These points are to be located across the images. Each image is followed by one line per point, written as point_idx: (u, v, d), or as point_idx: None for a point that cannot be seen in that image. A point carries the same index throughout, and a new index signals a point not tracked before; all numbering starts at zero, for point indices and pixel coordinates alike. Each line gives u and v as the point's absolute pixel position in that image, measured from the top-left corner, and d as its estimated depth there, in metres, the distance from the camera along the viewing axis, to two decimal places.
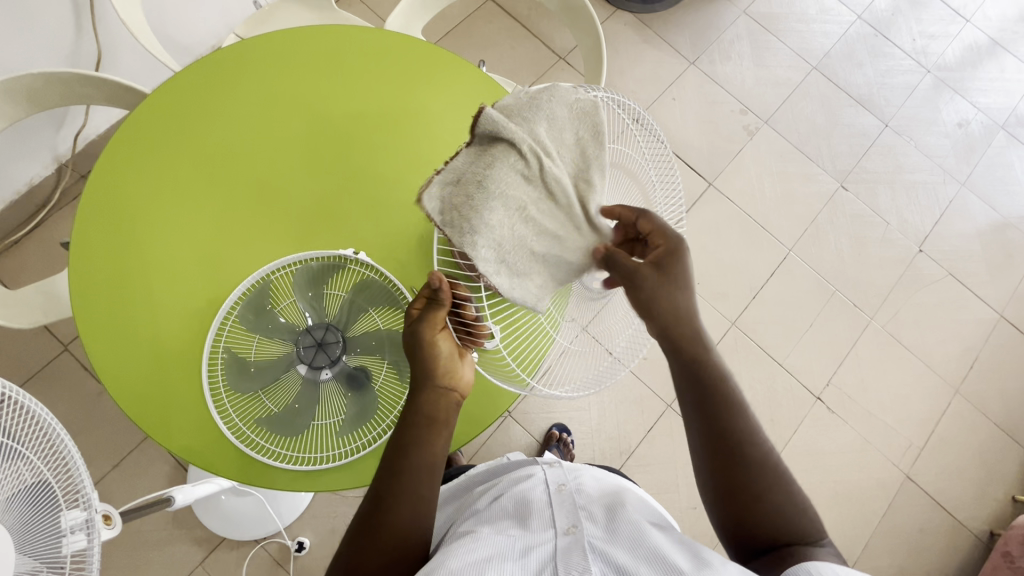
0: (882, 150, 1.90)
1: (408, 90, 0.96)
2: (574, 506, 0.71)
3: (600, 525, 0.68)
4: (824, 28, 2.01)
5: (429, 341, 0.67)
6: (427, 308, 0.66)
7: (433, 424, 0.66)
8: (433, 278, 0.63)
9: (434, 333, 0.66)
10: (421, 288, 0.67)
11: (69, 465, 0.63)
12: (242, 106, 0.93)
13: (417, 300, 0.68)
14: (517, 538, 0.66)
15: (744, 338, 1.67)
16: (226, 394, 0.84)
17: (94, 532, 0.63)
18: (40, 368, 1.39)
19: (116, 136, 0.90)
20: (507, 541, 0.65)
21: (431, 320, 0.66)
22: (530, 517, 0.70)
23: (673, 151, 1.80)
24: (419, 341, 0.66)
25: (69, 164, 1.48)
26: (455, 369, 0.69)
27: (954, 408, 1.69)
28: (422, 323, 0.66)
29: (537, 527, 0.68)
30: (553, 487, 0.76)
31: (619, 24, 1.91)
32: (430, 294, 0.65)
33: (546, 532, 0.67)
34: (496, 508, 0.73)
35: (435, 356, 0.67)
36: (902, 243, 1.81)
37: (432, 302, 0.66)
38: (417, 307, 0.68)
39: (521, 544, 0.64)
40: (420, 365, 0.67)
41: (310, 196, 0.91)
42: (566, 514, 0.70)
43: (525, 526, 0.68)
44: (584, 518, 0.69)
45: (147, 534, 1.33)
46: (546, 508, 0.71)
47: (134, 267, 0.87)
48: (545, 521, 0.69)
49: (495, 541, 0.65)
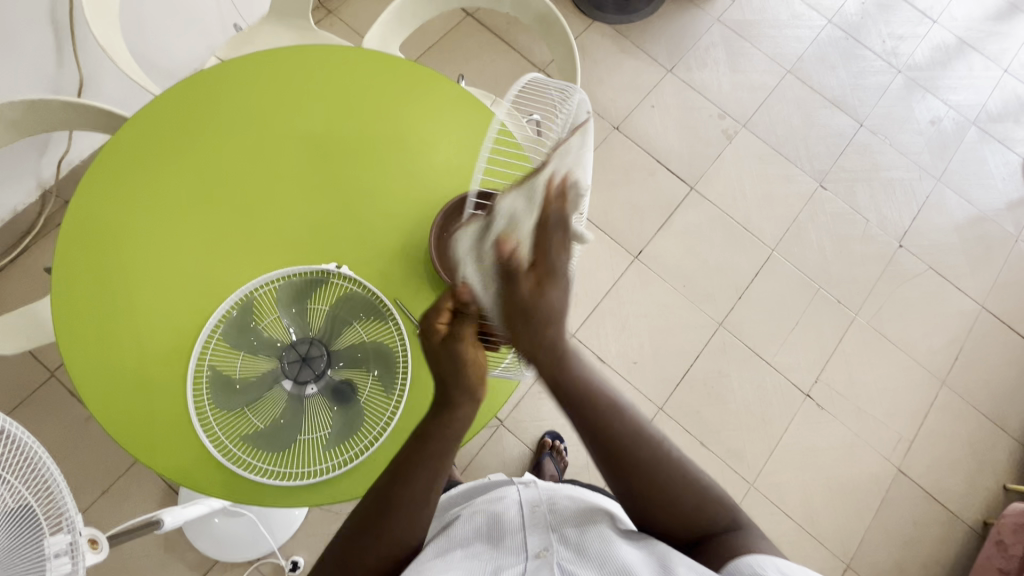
0: (859, 149, 1.94)
1: (390, 108, 0.97)
2: (546, 526, 0.72)
3: (572, 545, 0.69)
4: (796, 33, 2.06)
5: (467, 359, 0.65)
6: (456, 323, 0.64)
7: (457, 431, 0.68)
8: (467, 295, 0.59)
9: (467, 347, 0.64)
10: (447, 301, 0.63)
11: (51, 487, 0.63)
12: (224, 127, 0.94)
13: (442, 312, 0.64)
14: (487, 562, 0.67)
15: (732, 339, 1.69)
16: (211, 412, 0.84)
17: (78, 555, 0.63)
18: (27, 396, 1.38)
19: (100, 159, 0.91)
20: (477, 565, 0.66)
21: (462, 336, 0.64)
22: (503, 539, 0.71)
23: (654, 156, 1.83)
24: (459, 359, 0.64)
25: (52, 191, 1.48)
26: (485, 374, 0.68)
27: (942, 400, 1.71)
28: (457, 339, 0.63)
29: (509, 549, 0.69)
30: (528, 507, 0.76)
31: (596, 35, 1.95)
32: (459, 307, 0.63)
33: (516, 554, 0.68)
34: (469, 529, 0.74)
35: (470, 366, 0.65)
36: (882, 239, 1.85)
37: (461, 315, 0.63)
38: (444, 322, 0.64)
39: (492, 570, 0.66)
40: (458, 381, 0.65)
41: (296, 215, 0.92)
42: (539, 535, 0.70)
43: (497, 548, 0.69)
44: (557, 539, 0.70)
45: (139, 560, 1.31)
46: (518, 530, 0.72)
47: (120, 289, 0.87)
48: (516, 543, 0.70)
49: (465, 566, 0.66)
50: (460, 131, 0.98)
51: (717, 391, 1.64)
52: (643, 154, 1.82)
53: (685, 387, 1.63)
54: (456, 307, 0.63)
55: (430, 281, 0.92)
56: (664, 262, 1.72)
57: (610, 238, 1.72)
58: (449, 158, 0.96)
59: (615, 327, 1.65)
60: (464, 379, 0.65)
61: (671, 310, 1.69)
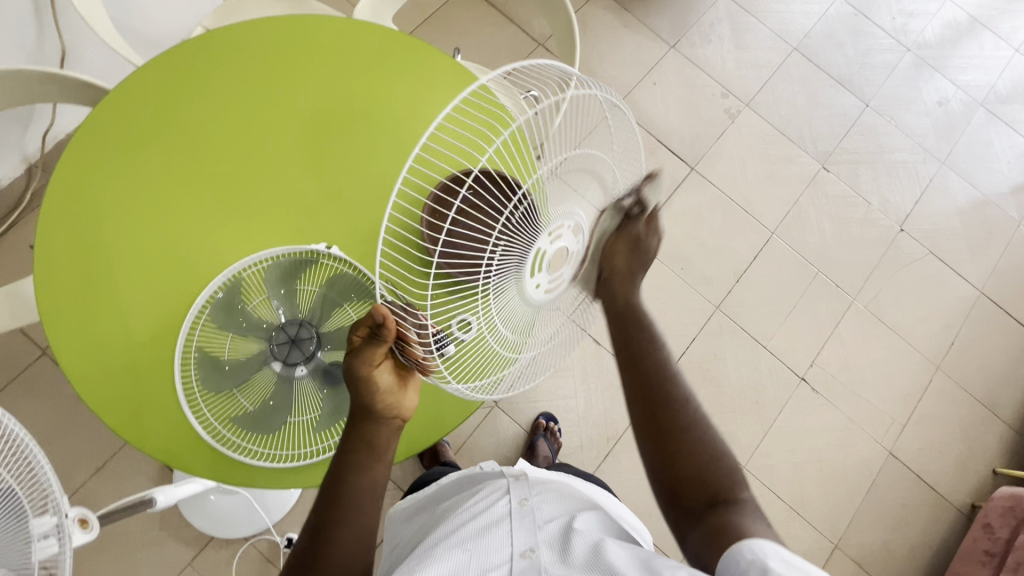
0: (864, 131, 1.91)
1: (379, 83, 0.94)
2: (533, 524, 0.71)
3: (558, 545, 0.68)
4: (804, 8, 2.00)
5: (365, 376, 0.65)
6: (367, 342, 0.63)
7: (372, 449, 0.68)
8: (377, 312, 0.59)
9: (369, 366, 0.64)
10: (365, 320, 0.63)
11: (33, 467, 0.62)
12: (208, 101, 0.91)
13: (360, 327, 0.64)
14: (471, 559, 0.66)
15: (728, 322, 1.68)
16: (199, 393, 0.83)
17: (65, 536, 0.61)
18: (18, 374, 1.37)
19: (81, 133, 0.87)
20: (461, 562, 0.65)
21: (370, 355, 0.64)
22: (489, 531, 0.70)
23: (654, 136, 1.79)
24: (355, 375, 0.65)
25: (38, 165, 1.45)
26: (398, 400, 0.68)
27: (936, 384, 1.71)
28: (360, 356, 0.64)
29: (495, 544, 0.68)
30: (515, 501, 0.75)
31: (598, 8, 1.89)
32: (372, 330, 0.62)
33: (501, 551, 0.67)
34: (457, 520, 0.73)
35: (374, 388, 0.66)
36: (884, 223, 1.82)
37: (374, 338, 0.63)
38: (358, 336, 0.64)
39: (477, 565, 0.65)
40: (360, 394, 0.66)
41: (285, 191, 0.90)
42: (527, 531, 0.70)
43: (482, 545, 0.68)
44: (544, 538, 0.69)
45: (134, 536, 1.32)
46: (504, 525, 0.71)
47: (104, 268, 0.85)
48: (503, 539, 0.69)
49: (448, 561, 0.65)
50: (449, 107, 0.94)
51: (712, 374, 1.64)
52: (643, 133, 1.78)
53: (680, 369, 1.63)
54: (373, 329, 0.63)
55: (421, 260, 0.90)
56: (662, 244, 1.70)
57: None
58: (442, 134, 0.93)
59: None
60: (368, 399, 0.66)
61: (669, 293, 1.67)
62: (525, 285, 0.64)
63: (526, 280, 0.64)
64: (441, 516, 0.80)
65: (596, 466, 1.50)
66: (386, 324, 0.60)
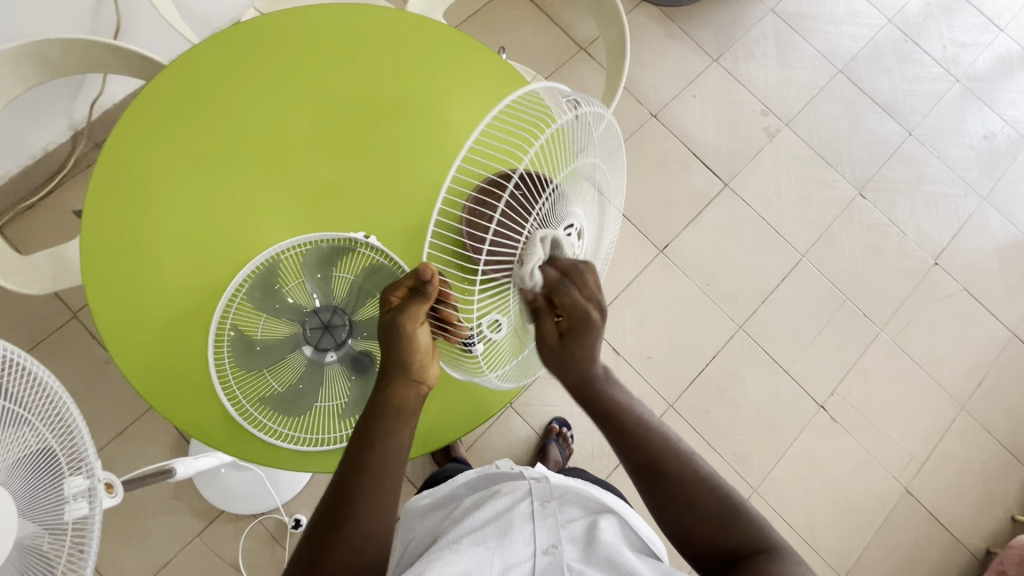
0: (904, 160, 1.87)
1: (429, 78, 0.94)
2: (556, 524, 0.72)
3: (580, 545, 0.69)
4: (853, 31, 1.96)
5: (409, 332, 0.67)
6: (410, 298, 0.66)
7: (402, 413, 0.70)
8: (425, 269, 0.62)
9: (413, 322, 0.67)
10: (407, 279, 0.66)
11: (72, 429, 0.62)
12: (259, 81, 0.92)
13: (399, 287, 0.67)
14: (496, 556, 0.67)
15: (751, 343, 1.66)
16: (231, 370, 0.84)
17: (96, 499, 0.63)
18: (48, 335, 1.40)
19: (136, 103, 0.89)
20: (486, 558, 0.67)
21: (411, 312, 0.66)
22: (511, 531, 0.71)
23: (690, 149, 1.77)
24: (399, 330, 0.67)
25: (83, 132, 1.48)
26: (427, 364, 0.71)
27: (959, 424, 1.67)
28: (400, 313, 0.66)
29: (516, 543, 0.69)
30: (537, 501, 0.76)
31: (643, 16, 1.87)
32: (416, 285, 0.65)
33: (524, 549, 0.69)
34: (478, 516, 0.74)
35: (411, 346, 0.68)
36: (918, 255, 1.79)
37: (417, 293, 0.65)
38: (398, 296, 0.67)
39: (499, 564, 0.66)
40: (395, 351, 0.69)
41: (330, 180, 0.91)
42: (548, 533, 0.71)
43: (505, 542, 0.69)
44: (565, 538, 0.70)
45: (147, 503, 1.35)
46: (527, 524, 0.72)
47: (146, 238, 0.87)
48: (525, 538, 0.70)
49: (472, 556, 0.67)
50: (492, 102, 0.95)
51: (729, 394, 1.62)
52: (679, 145, 1.77)
53: (697, 386, 1.61)
54: (415, 286, 0.66)
55: None
56: (689, 258, 1.69)
57: (637, 229, 1.68)
58: None
59: (633, 319, 1.63)
60: (407, 360, 0.69)
61: (692, 308, 1.66)
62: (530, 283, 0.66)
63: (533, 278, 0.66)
64: (462, 509, 0.82)
65: (605, 476, 1.50)
66: (431, 281, 0.63)
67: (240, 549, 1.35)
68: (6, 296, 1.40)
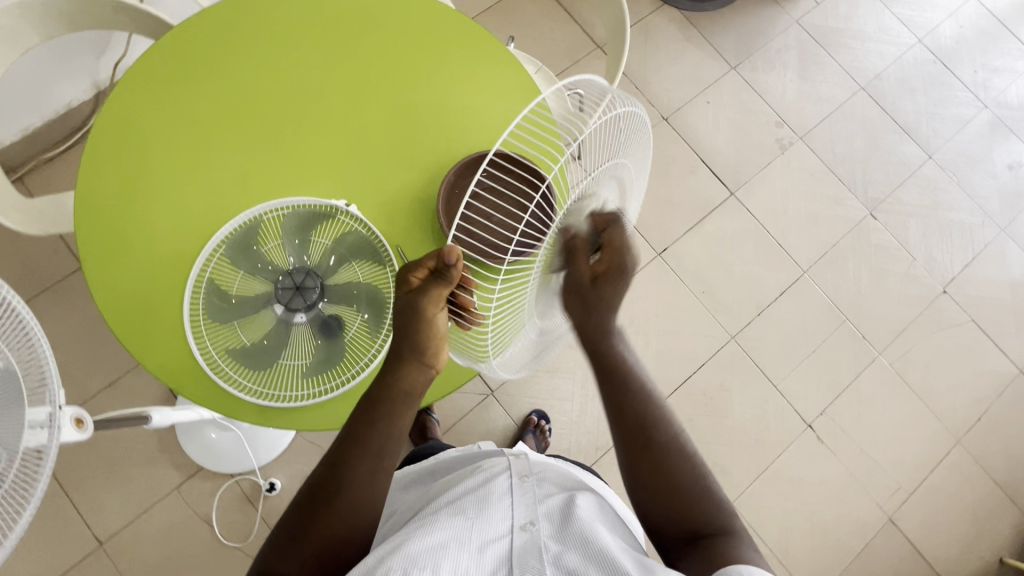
0: (921, 183, 1.82)
1: (427, 56, 0.96)
2: (533, 499, 0.72)
3: (556, 520, 0.70)
4: (880, 48, 1.92)
5: (429, 315, 0.70)
6: (430, 280, 0.69)
7: (409, 393, 0.72)
8: (449, 254, 0.65)
9: (433, 305, 0.69)
10: (429, 260, 0.69)
11: (38, 359, 0.66)
12: (262, 48, 0.95)
13: (419, 269, 0.70)
14: (475, 527, 0.67)
15: (742, 355, 1.63)
16: (204, 321, 0.87)
17: (54, 430, 0.65)
18: (54, 283, 1.46)
19: (144, 59, 0.93)
20: (465, 529, 0.67)
21: (433, 294, 0.69)
22: (490, 506, 0.71)
23: (699, 155, 1.75)
24: (419, 312, 0.70)
25: (106, 92, 1.54)
26: (440, 350, 0.73)
27: (953, 458, 1.62)
28: (421, 294, 0.69)
29: (495, 517, 0.69)
30: (516, 477, 0.76)
31: (664, 19, 1.86)
32: (439, 266, 0.67)
33: (503, 522, 0.68)
34: (458, 492, 0.75)
35: (429, 329, 0.71)
36: (926, 281, 1.74)
37: (437, 275, 0.68)
38: (418, 277, 0.70)
39: (477, 538, 0.66)
40: (412, 329, 0.71)
41: (319, 147, 0.92)
42: (526, 507, 0.71)
43: (485, 515, 0.69)
44: (543, 513, 0.71)
45: (130, 452, 1.39)
46: (506, 498, 0.72)
47: (140, 189, 0.90)
48: (504, 511, 0.70)
49: (450, 528, 0.67)
50: (482, 84, 0.96)
51: (715, 404, 1.59)
52: (687, 150, 1.75)
53: (684, 393, 1.59)
54: (436, 268, 0.69)
55: (431, 230, 0.92)
56: (687, 264, 1.67)
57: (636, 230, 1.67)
58: (479, 116, 0.95)
59: (625, 320, 1.62)
60: (422, 340, 0.71)
61: (685, 314, 1.64)
62: (551, 272, 0.69)
63: (553, 266, 0.68)
64: (444, 485, 0.82)
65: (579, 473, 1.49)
66: (454, 265, 0.66)
67: (214, 507, 1.38)
68: (19, 241, 1.46)
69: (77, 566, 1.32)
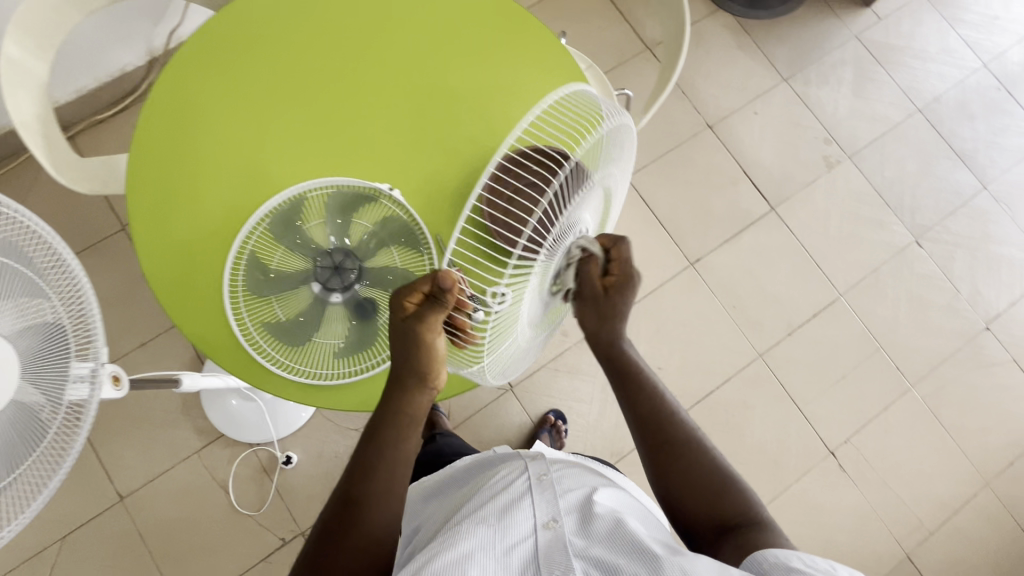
0: (973, 214, 1.75)
1: (480, 48, 0.95)
2: (554, 497, 0.72)
3: (580, 518, 0.69)
4: (942, 70, 1.85)
5: (427, 341, 0.68)
6: (425, 305, 0.66)
7: (409, 420, 0.73)
8: (447, 277, 0.63)
9: (431, 331, 0.67)
10: (423, 285, 0.66)
11: (85, 313, 0.65)
12: (316, 28, 0.95)
13: (413, 294, 0.67)
14: (498, 531, 0.66)
15: (769, 374, 1.60)
16: (242, 294, 0.87)
17: (95, 386, 0.64)
18: (95, 242, 1.50)
19: (200, 33, 0.94)
20: (487, 533, 0.66)
21: (428, 320, 0.66)
22: (512, 507, 0.70)
23: (741, 166, 1.71)
24: (417, 339, 0.68)
25: (159, 59, 1.56)
26: (438, 373, 0.72)
27: (980, 500, 1.57)
28: (418, 320, 0.66)
29: (517, 518, 0.68)
30: (533, 476, 0.75)
31: (717, 24, 1.81)
32: (434, 291, 0.65)
33: (526, 523, 0.68)
34: (480, 498, 0.74)
35: (429, 355, 0.69)
36: (968, 315, 1.67)
37: (434, 301, 0.65)
38: (413, 302, 0.67)
39: (504, 541, 0.66)
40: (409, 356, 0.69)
41: (366, 130, 0.92)
42: (548, 506, 0.70)
43: (507, 518, 0.68)
44: (565, 511, 0.70)
45: (156, 413, 1.43)
46: (526, 498, 0.72)
47: (188, 160, 0.91)
48: (526, 512, 0.69)
49: (474, 534, 0.66)
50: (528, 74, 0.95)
51: (736, 421, 1.56)
52: (730, 161, 1.71)
53: (705, 407, 1.56)
54: (431, 292, 0.66)
55: None
56: (720, 276, 1.64)
57: (670, 238, 1.64)
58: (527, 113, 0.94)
59: (651, 327, 1.59)
60: (424, 365, 0.70)
61: (714, 327, 1.61)
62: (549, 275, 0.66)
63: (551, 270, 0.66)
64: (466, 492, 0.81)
65: None
66: (450, 290, 0.64)
67: (231, 474, 1.41)
68: (66, 198, 1.51)
69: (97, 517, 1.37)
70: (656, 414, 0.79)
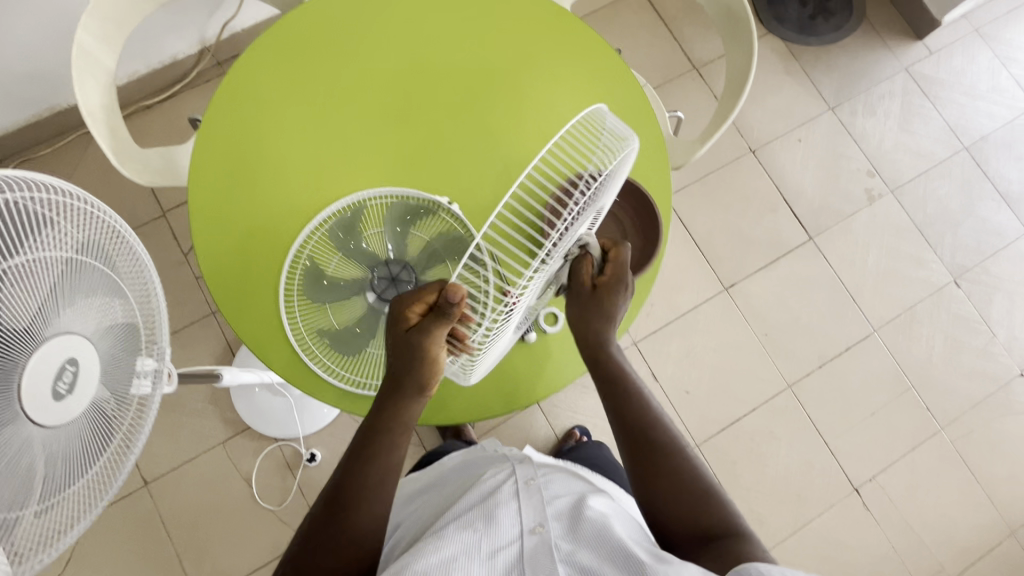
0: (1014, 257, 1.72)
1: (550, 69, 0.96)
2: (541, 501, 0.71)
3: (567, 523, 0.68)
4: (991, 109, 1.82)
5: (426, 353, 0.68)
6: (426, 317, 0.67)
7: (402, 428, 0.72)
8: (452, 293, 0.61)
9: (432, 345, 0.67)
10: (429, 295, 0.67)
11: (154, 311, 0.67)
12: (389, 35, 0.95)
13: (418, 302, 0.68)
14: (483, 533, 0.65)
15: (797, 405, 1.58)
16: (297, 296, 0.88)
17: (159, 381, 0.66)
18: (137, 227, 1.51)
19: (274, 31, 0.94)
20: (473, 535, 0.65)
21: (428, 333, 0.66)
22: (496, 509, 0.69)
23: (782, 194, 1.70)
24: (417, 352, 0.68)
25: (210, 49, 1.57)
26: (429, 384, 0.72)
27: (1003, 549, 1.54)
28: (420, 331, 0.67)
29: (503, 520, 0.68)
30: (521, 480, 0.75)
31: (767, 48, 1.80)
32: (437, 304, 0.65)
33: (512, 526, 0.67)
34: (466, 501, 0.73)
35: (424, 365, 0.69)
36: (1003, 360, 1.65)
37: (435, 314, 0.65)
38: (416, 311, 0.68)
39: (487, 545, 0.64)
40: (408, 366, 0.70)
41: (428, 141, 0.92)
42: (534, 510, 0.70)
43: (491, 520, 0.68)
44: (552, 515, 0.70)
45: (185, 401, 1.44)
46: (512, 500, 0.71)
47: (252, 158, 0.91)
48: (512, 515, 0.69)
49: (459, 536, 0.65)
50: (583, 81, 0.96)
51: (760, 450, 1.55)
52: (771, 187, 1.70)
53: (730, 434, 1.55)
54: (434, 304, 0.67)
55: None
56: (753, 303, 1.62)
57: (706, 262, 1.63)
58: None
59: (681, 349, 1.58)
60: (422, 378, 0.71)
61: (744, 354, 1.59)
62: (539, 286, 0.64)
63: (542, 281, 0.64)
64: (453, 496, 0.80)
65: None
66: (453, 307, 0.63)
67: (255, 467, 1.42)
68: (112, 182, 1.52)
69: (122, 500, 1.37)
70: (640, 415, 0.75)
